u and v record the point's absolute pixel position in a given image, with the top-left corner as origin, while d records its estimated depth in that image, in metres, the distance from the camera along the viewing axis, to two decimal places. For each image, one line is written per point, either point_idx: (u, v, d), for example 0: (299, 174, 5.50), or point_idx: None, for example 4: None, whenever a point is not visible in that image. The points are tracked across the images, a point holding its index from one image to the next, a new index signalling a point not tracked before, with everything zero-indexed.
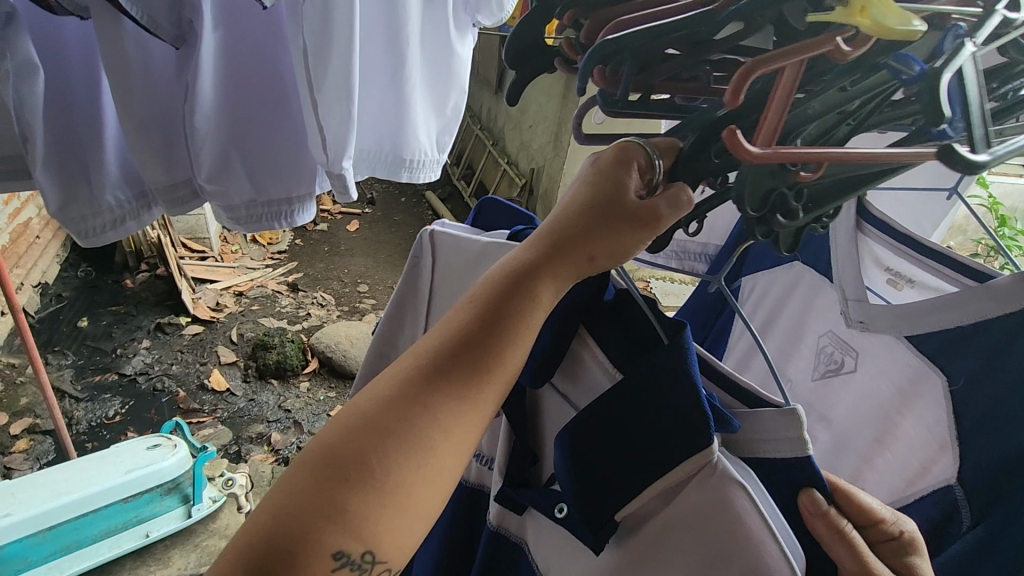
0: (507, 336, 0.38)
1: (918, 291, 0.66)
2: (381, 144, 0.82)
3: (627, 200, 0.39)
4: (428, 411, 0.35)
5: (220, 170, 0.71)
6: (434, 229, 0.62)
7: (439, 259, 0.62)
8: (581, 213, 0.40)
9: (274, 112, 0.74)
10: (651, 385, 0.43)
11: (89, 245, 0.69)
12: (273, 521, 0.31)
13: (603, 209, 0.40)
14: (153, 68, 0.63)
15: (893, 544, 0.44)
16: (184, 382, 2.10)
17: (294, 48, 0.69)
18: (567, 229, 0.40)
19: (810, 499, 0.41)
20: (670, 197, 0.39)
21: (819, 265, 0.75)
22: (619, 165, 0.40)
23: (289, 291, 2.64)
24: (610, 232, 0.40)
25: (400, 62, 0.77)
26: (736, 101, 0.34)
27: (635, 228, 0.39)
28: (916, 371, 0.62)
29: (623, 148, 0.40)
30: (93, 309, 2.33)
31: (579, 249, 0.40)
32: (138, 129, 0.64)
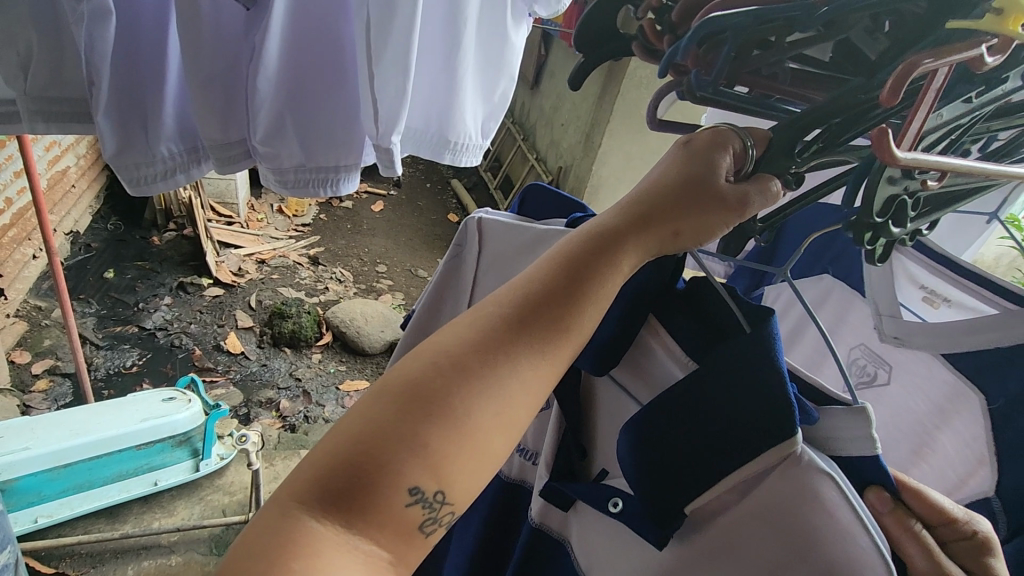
0: (586, 300, 0.39)
1: (954, 310, 0.68)
2: (428, 123, 0.84)
3: (717, 184, 0.42)
4: (510, 360, 0.36)
5: (273, 133, 0.73)
6: (481, 216, 0.64)
7: (486, 248, 0.64)
8: (670, 191, 0.42)
9: (331, 80, 0.76)
10: (736, 369, 0.43)
11: (138, 192, 0.71)
12: (352, 447, 0.33)
13: (692, 191, 0.42)
14: (222, 28, 0.66)
15: (965, 544, 0.45)
16: (201, 341, 2.15)
17: (358, 21, 0.71)
18: (653, 204, 0.42)
19: (877, 497, 0.43)
20: (760, 186, 0.42)
21: (851, 278, 0.79)
22: (714, 149, 0.42)
23: (310, 264, 2.68)
24: (701, 212, 0.42)
25: (456, 45, 0.79)
26: (892, 101, 0.33)
27: (723, 212, 0.42)
28: (952, 389, 0.65)
29: (719, 133, 0.43)
30: (119, 262, 2.38)
31: (664, 224, 0.42)
32: (201, 85, 0.66)
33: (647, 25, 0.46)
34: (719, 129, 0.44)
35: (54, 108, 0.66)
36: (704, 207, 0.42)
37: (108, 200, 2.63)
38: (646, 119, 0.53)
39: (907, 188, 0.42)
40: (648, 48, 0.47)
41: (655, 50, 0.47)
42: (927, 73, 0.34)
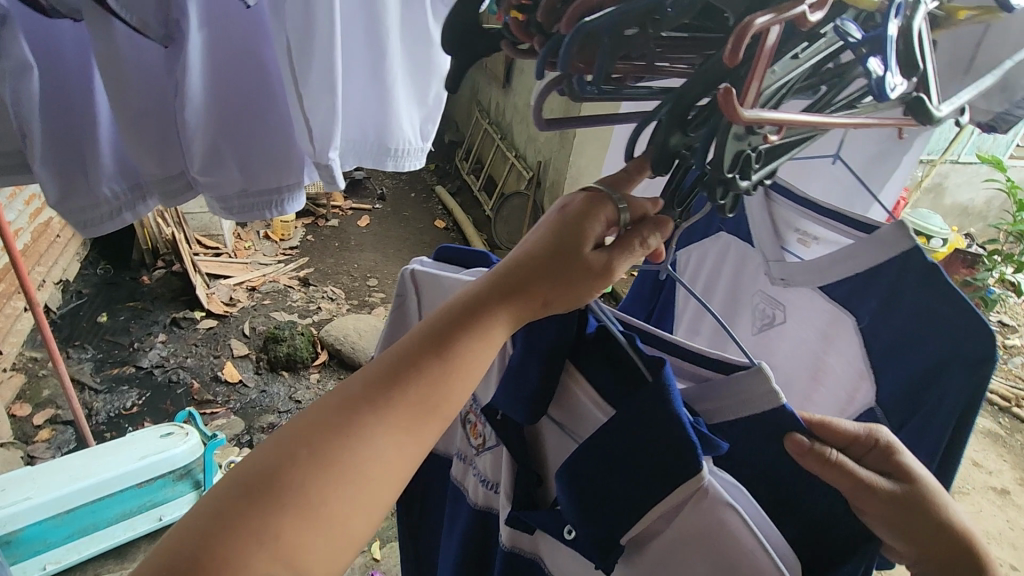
0: (454, 379, 0.41)
1: (825, 247, 0.73)
2: (365, 133, 0.85)
3: (586, 253, 0.43)
4: (373, 445, 0.38)
5: (211, 162, 0.74)
6: (414, 267, 0.64)
7: (423, 298, 0.64)
8: (540, 258, 0.44)
9: (261, 104, 0.77)
10: (646, 420, 0.44)
11: (88, 234, 0.72)
12: (182, 552, 0.33)
13: (560, 262, 0.43)
14: (145, 67, 0.67)
15: (875, 454, 0.46)
16: (198, 374, 2.17)
17: (278, 46, 0.72)
18: (525, 272, 0.44)
19: (793, 442, 0.45)
20: (624, 252, 0.44)
21: (741, 233, 0.79)
22: (584, 216, 0.44)
23: (301, 286, 2.70)
24: (567, 281, 0.43)
25: (380, 53, 0.80)
26: (735, 61, 0.35)
27: (588, 283, 0.44)
28: (830, 316, 0.70)
29: (590, 198, 0.44)
30: (112, 305, 2.41)
31: (530, 293, 0.43)
32: (132, 124, 0.67)
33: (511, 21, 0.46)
34: (596, 190, 0.45)
35: None
36: (574, 276, 0.43)
37: (95, 245, 2.66)
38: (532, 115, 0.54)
39: (751, 143, 0.42)
40: (515, 42, 0.49)
41: (522, 43, 0.48)
42: (760, 32, 0.37)
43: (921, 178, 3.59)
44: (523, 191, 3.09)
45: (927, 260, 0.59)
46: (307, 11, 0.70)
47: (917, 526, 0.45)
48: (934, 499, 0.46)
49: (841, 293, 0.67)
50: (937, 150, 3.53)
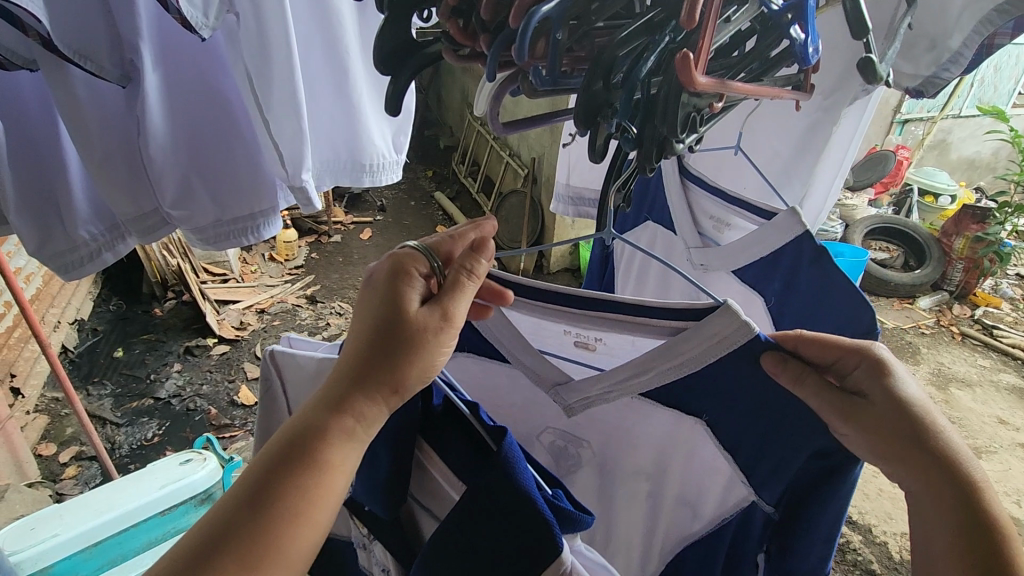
0: (306, 471, 0.44)
1: (736, 232, 0.79)
2: (338, 152, 0.86)
3: (412, 320, 0.47)
4: (229, 555, 0.41)
5: (183, 196, 0.76)
6: (274, 348, 0.65)
7: (286, 377, 0.66)
8: (372, 338, 0.48)
9: (229, 134, 0.78)
10: (490, 502, 0.44)
11: (70, 277, 0.73)
12: None
13: (392, 343, 0.47)
14: (106, 110, 0.69)
15: (866, 370, 0.50)
16: (215, 399, 2.21)
17: (239, 76, 0.74)
18: (362, 355, 0.48)
19: (771, 360, 0.51)
20: (445, 308, 0.49)
21: (665, 220, 0.89)
22: (397, 293, 0.49)
23: (308, 304, 2.73)
24: (401, 351, 0.47)
25: (342, 72, 0.81)
26: (692, 24, 0.38)
27: (420, 346, 0.48)
28: (745, 296, 0.77)
29: (402, 271, 0.50)
30: (127, 339, 2.45)
31: (370, 370, 0.47)
32: (100, 166, 0.69)
33: (453, 25, 0.46)
34: (404, 269, 0.50)
35: None
36: (413, 344, 0.47)
37: (106, 283, 2.71)
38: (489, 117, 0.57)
39: (696, 106, 0.46)
40: (455, 47, 0.50)
41: (462, 48, 0.49)
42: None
43: (923, 136, 3.53)
44: (520, 189, 3.10)
45: (816, 244, 0.67)
46: (261, 36, 0.72)
47: (898, 451, 0.48)
48: (931, 433, 0.48)
49: (750, 275, 0.75)
50: (937, 106, 3.47)
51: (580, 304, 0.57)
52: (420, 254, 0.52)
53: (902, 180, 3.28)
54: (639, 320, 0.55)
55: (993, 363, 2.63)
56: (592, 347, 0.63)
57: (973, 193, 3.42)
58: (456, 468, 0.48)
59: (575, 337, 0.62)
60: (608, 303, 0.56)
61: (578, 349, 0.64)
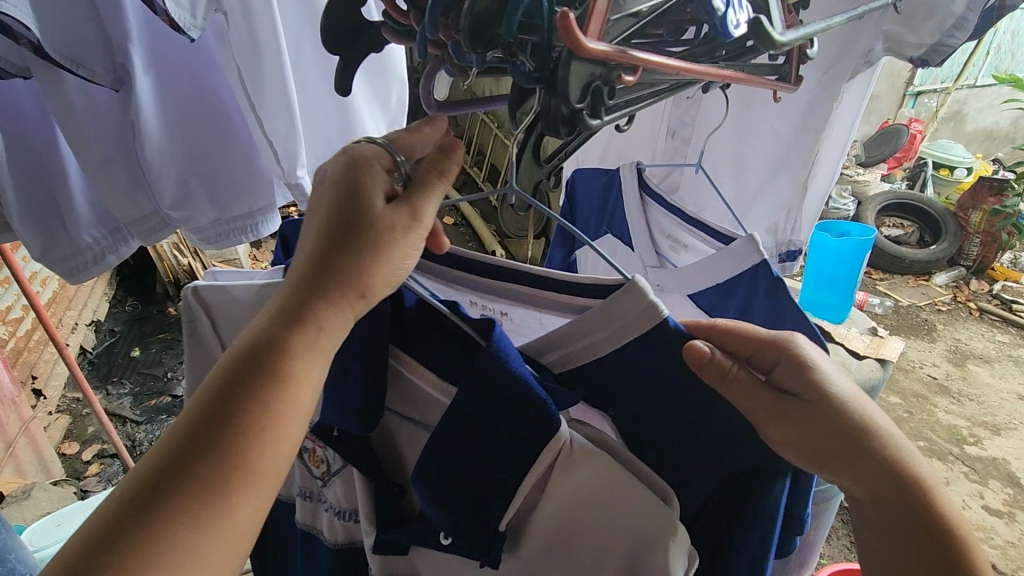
0: (274, 372, 0.46)
1: (692, 253, 0.79)
2: (333, 147, 0.86)
3: (375, 214, 0.49)
4: (209, 458, 0.43)
5: (182, 197, 0.76)
6: (196, 288, 0.67)
7: (211, 313, 0.68)
8: (328, 243, 0.49)
9: (223, 133, 0.79)
10: (490, 383, 0.49)
11: (77, 281, 0.75)
12: None
13: (355, 238, 0.49)
14: (100, 115, 0.69)
15: (789, 364, 0.52)
16: None
17: (231, 76, 0.75)
18: (320, 260, 0.49)
19: (693, 350, 0.49)
20: (404, 207, 0.51)
21: (624, 235, 0.87)
22: (350, 192, 0.50)
23: None
24: (358, 252, 0.49)
25: (333, 66, 0.81)
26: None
27: (378, 246, 0.49)
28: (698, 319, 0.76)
29: (353, 173, 0.51)
30: (143, 339, 2.49)
31: (328, 273, 0.49)
32: (98, 171, 0.70)
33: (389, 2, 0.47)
34: (354, 170, 0.51)
35: None
36: (376, 238, 0.49)
37: (121, 284, 2.75)
38: (427, 99, 0.55)
39: (603, 78, 0.42)
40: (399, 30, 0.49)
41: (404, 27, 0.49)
42: None
43: (937, 109, 3.45)
44: None
45: (772, 275, 0.66)
46: (249, 34, 0.72)
47: (833, 460, 0.50)
48: (867, 427, 0.50)
49: (705, 303, 0.73)
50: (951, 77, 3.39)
51: (493, 274, 0.61)
52: (373, 152, 0.53)
53: (916, 154, 3.22)
54: (547, 294, 0.58)
55: (1012, 338, 2.58)
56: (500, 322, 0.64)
57: (990, 164, 3.34)
58: (444, 368, 0.54)
59: (483, 309, 0.64)
60: (524, 275, 0.59)
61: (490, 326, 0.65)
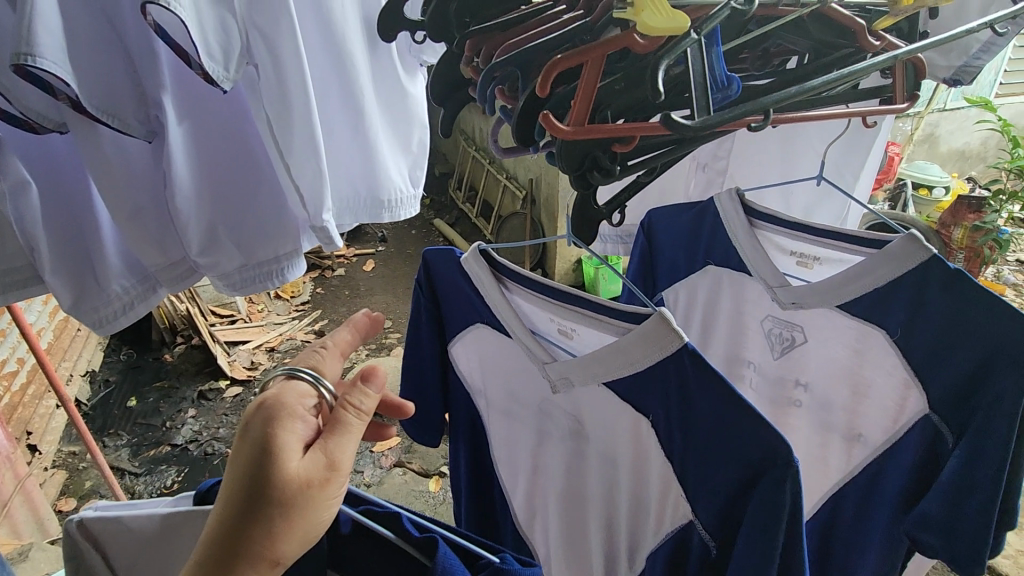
0: None
1: (827, 265, 0.84)
2: (357, 190, 0.87)
3: (293, 478, 0.50)
4: None
5: (209, 244, 0.77)
6: (82, 516, 0.64)
7: (103, 542, 0.65)
8: (260, 478, 0.49)
9: (251, 180, 0.80)
10: None
11: (105, 332, 0.74)
12: None
13: (272, 501, 0.49)
14: (133, 166, 0.71)
15: None
16: (232, 442, 2.19)
17: (260, 121, 0.76)
18: (253, 494, 0.49)
19: None
20: (337, 441, 0.52)
21: (733, 262, 0.88)
22: (278, 429, 0.52)
23: (318, 338, 2.72)
24: (299, 491, 0.50)
25: (357, 111, 0.82)
26: (544, 91, 0.50)
27: (321, 485, 0.51)
28: (859, 331, 0.79)
29: (277, 412, 0.53)
30: (139, 388, 2.44)
31: (264, 511, 0.49)
32: (129, 220, 0.72)
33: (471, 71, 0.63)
34: (277, 408, 0.53)
35: (8, 279, 0.71)
36: (292, 503, 0.50)
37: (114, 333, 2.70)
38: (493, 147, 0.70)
39: (602, 152, 0.56)
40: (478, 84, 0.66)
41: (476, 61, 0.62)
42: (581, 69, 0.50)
43: (912, 131, 3.57)
44: (520, 211, 3.12)
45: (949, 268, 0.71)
46: (279, 82, 0.74)
47: None
48: None
49: (860, 310, 0.78)
50: (923, 101, 3.52)
51: (562, 299, 0.65)
52: (291, 381, 0.56)
53: (896, 174, 3.31)
54: (603, 319, 0.63)
55: None
56: (570, 337, 0.68)
57: (965, 183, 3.46)
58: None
59: (558, 324, 0.68)
60: (586, 301, 0.63)
61: (559, 340, 0.69)
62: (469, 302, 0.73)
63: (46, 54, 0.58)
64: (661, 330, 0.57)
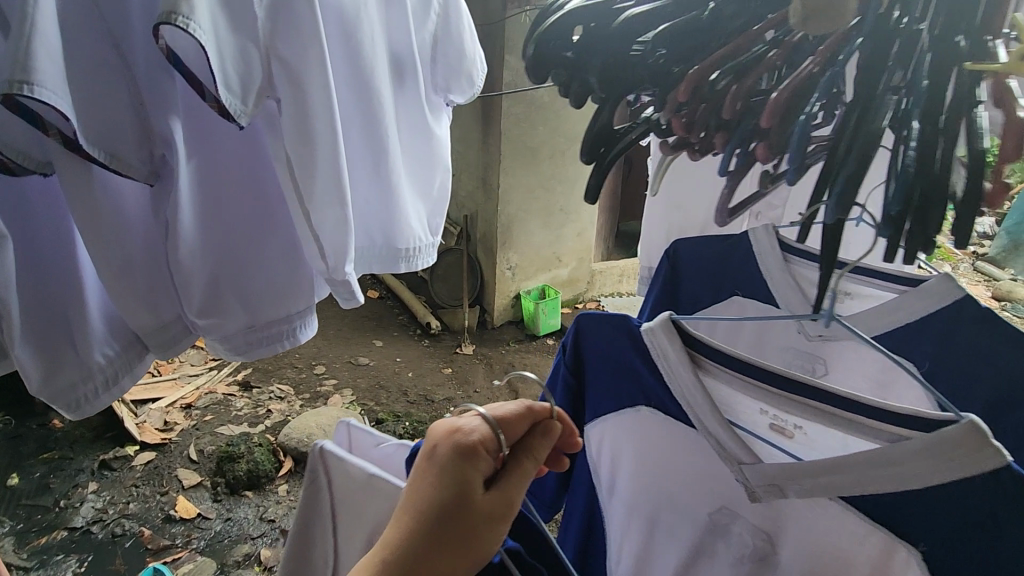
0: None
1: (858, 302, 0.66)
2: (372, 237, 0.80)
3: (478, 508, 0.40)
4: None
5: (211, 301, 0.65)
6: (322, 446, 0.62)
7: (332, 480, 0.62)
8: (445, 499, 0.40)
9: (264, 228, 0.69)
10: None
11: (80, 415, 0.61)
12: None
13: (452, 527, 0.40)
14: (126, 208, 0.58)
15: None
16: (146, 519, 1.88)
17: (277, 162, 0.66)
18: (436, 515, 0.40)
19: None
20: (518, 480, 0.43)
21: None
22: (473, 450, 0.42)
23: (242, 390, 2.45)
24: (476, 527, 0.41)
25: (382, 152, 0.75)
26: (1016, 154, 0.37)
27: (493, 526, 0.41)
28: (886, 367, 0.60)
29: (471, 431, 0.42)
30: (21, 463, 2.05)
31: (439, 539, 0.39)
32: (118, 276, 0.59)
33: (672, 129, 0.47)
34: (476, 426, 0.43)
35: None
36: (469, 535, 0.40)
37: None
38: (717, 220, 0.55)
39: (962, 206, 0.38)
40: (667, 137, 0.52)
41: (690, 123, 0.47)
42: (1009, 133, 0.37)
43: None
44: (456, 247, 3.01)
45: None
46: (303, 118, 0.64)
47: None
48: None
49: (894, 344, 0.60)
50: None
51: (789, 387, 0.45)
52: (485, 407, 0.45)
53: None
54: (855, 419, 0.43)
55: None
56: (790, 437, 0.48)
57: None
58: None
59: (772, 418, 0.48)
60: (831, 393, 0.43)
61: (768, 436, 0.49)
62: (634, 380, 0.54)
63: (46, 83, 0.47)
64: (972, 443, 0.37)
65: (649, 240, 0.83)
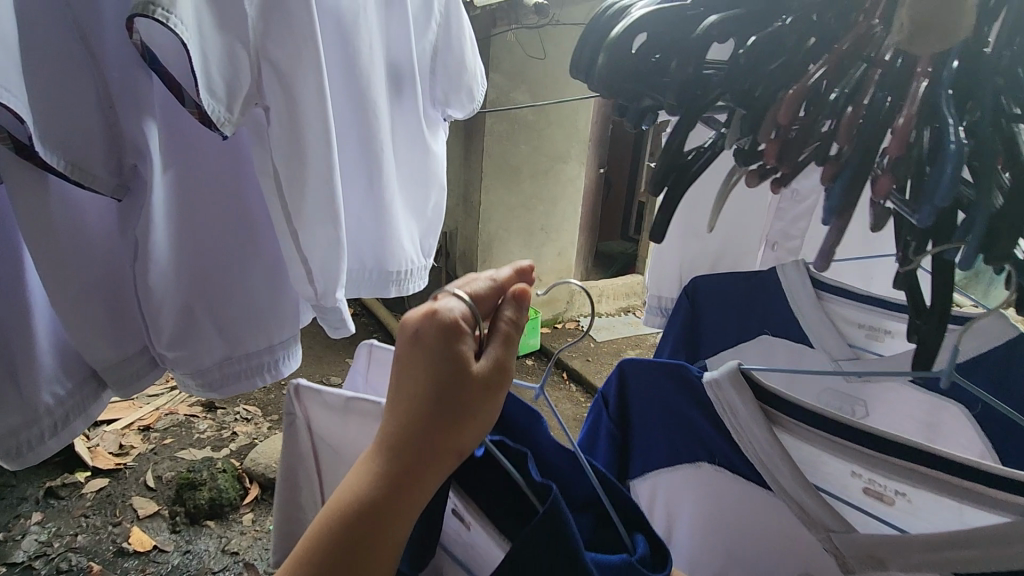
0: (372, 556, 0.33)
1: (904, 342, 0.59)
2: (362, 260, 0.73)
3: (473, 380, 0.34)
4: None
5: (184, 332, 0.58)
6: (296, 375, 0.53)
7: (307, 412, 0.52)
8: (431, 382, 0.34)
9: (246, 250, 0.62)
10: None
11: (21, 465, 0.52)
12: None
13: (446, 406, 0.34)
14: (89, 227, 0.51)
15: None
16: (95, 552, 1.73)
17: (264, 177, 0.60)
18: (424, 401, 0.34)
19: None
20: (513, 347, 0.37)
21: None
22: (452, 326, 0.35)
23: (205, 411, 2.30)
24: (474, 404, 0.35)
25: (377, 168, 0.69)
26: None
27: (494, 396, 0.36)
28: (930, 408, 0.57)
29: (446, 308, 0.35)
30: None
31: (435, 423, 0.34)
32: (75, 304, 0.51)
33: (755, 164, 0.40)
34: (449, 302, 0.36)
35: None
36: (468, 410, 0.35)
37: None
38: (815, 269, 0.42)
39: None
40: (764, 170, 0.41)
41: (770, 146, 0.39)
42: None
43: None
44: None
45: None
46: (295, 128, 0.58)
47: None
48: None
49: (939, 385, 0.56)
50: None
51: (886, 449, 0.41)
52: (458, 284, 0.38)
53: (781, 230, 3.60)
54: (965, 489, 0.38)
55: None
56: (891, 503, 0.44)
57: None
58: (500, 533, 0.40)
59: (868, 483, 0.44)
60: (935, 459, 0.39)
61: (863, 500, 0.46)
62: (694, 436, 0.49)
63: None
64: None
65: (663, 265, 0.78)
